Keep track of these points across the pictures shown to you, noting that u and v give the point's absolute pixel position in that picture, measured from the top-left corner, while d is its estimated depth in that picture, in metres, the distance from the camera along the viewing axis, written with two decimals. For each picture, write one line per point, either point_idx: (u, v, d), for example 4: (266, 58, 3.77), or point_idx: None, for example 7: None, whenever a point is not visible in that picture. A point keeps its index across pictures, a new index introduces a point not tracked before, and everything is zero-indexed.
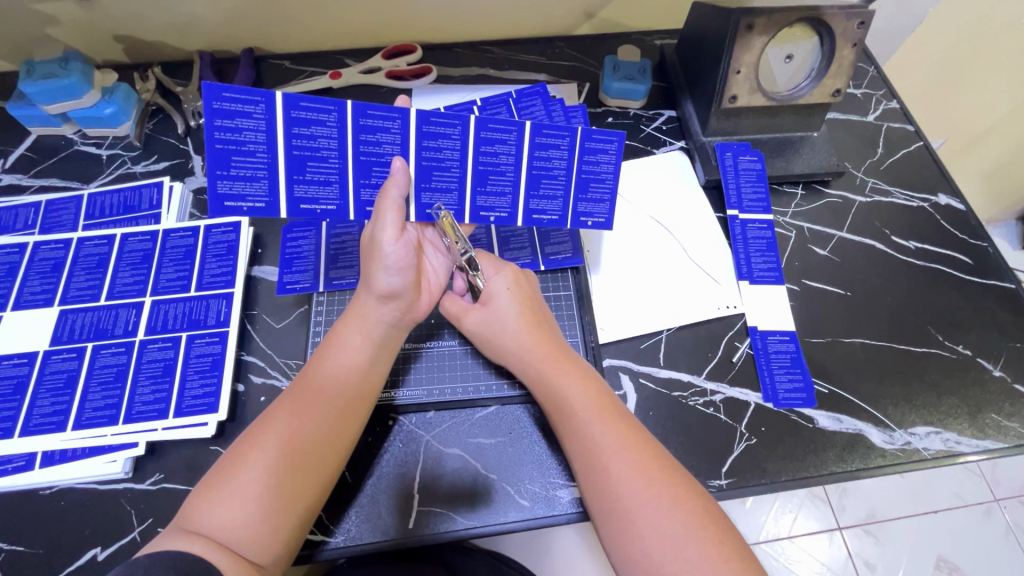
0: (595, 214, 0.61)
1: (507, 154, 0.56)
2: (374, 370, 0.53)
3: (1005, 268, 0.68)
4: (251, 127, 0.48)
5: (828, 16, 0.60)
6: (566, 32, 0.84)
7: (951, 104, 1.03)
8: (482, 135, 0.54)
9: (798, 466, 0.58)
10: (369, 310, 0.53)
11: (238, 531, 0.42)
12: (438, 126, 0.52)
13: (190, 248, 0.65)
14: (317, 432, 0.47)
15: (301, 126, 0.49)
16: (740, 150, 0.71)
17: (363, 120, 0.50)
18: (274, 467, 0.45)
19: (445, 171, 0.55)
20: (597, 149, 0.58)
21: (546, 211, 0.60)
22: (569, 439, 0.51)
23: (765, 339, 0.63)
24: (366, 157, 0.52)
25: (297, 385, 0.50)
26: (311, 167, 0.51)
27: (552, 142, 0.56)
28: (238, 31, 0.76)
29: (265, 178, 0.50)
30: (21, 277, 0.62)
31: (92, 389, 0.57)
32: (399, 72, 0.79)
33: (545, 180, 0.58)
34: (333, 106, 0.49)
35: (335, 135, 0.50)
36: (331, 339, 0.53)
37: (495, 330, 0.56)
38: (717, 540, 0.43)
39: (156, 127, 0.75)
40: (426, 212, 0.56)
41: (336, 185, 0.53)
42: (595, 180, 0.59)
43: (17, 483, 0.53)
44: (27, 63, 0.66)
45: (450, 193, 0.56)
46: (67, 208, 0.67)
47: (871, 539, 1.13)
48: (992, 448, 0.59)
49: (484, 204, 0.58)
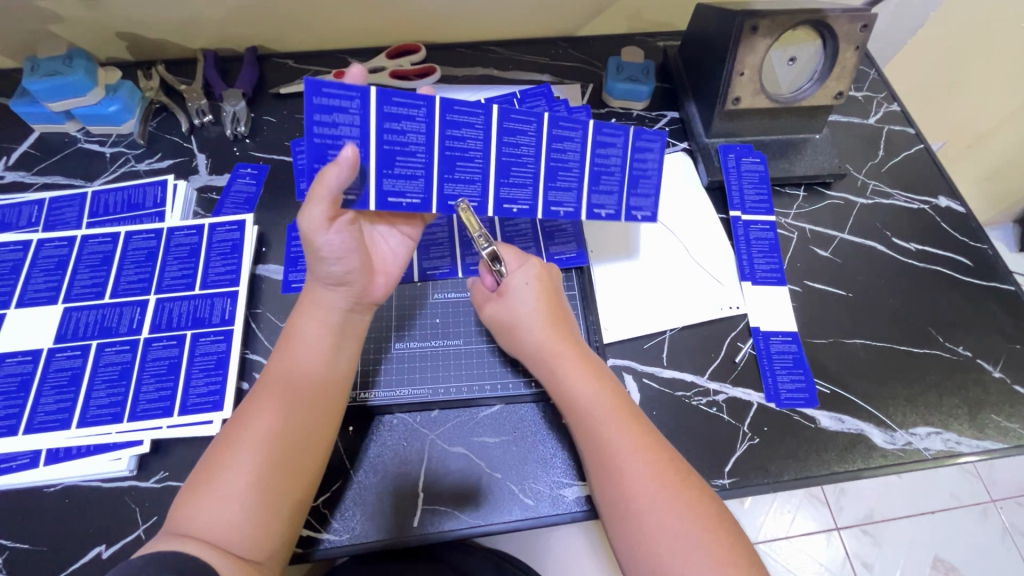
0: (644, 208, 0.62)
1: (573, 151, 0.58)
2: (338, 357, 0.52)
3: (1004, 270, 0.69)
4: (347, 122, 0.50)
5: (831, 18, 0.61)
6: (569, 33, 0.84)
7: (951, 107, 1.04)
8: (554, 132, 0.57)
9: (800, 466, 0.58)
10: (322, 298, 0.52)
11: (225, 532, 0.42)
12: (517, 123, 0.55)
13: (194, 247, 0.65)
14: (289, 424, 0.47)
15: (393, 121, 0.51)
16: (743, 151, 0.72)
17: (450, 115, 0.53)
18: (251, 466, 0.45)
19: (523, 166, 0.57)
20: (646, 148, 0.60)
21: (604, 206, 0.61)
22: (583, 440, 0.50)
23: (768, 340, 0.64)
24: (452, 151, 0.54)
25: (262, 380, 0.50)
26: (399, 161, 0.53)
27: (609, 140, 0.58)
28: (243, 29, 0.76)
29: (359, 172, 0.52)
30: (25, 274, 0.62)
31: (97, 387, 0.57)
32: (403, 71, 0.78)
33: (604, 176, 0.60)
34: (481, 110, 0.53)
35: (423, 130, 0.52)
36: (288, 331, 0.52)
37: (514, 325, 0.56)
38: (728, 545, 0.44)
39: (160, 125, 0.75)
40: (504, 207, 0.58)
41: (421, 180, 0.55)
42: (644, 175, 0.61)
43: (23, 479, 0.53)
44: (31, 60, 0.66)
45: (526, 189, 0.58)
46: (71, 206, 0.67)
47: (869, 538, 1.14)
48: (992, 448, 0.60)
49: (553, 200, 0.59)
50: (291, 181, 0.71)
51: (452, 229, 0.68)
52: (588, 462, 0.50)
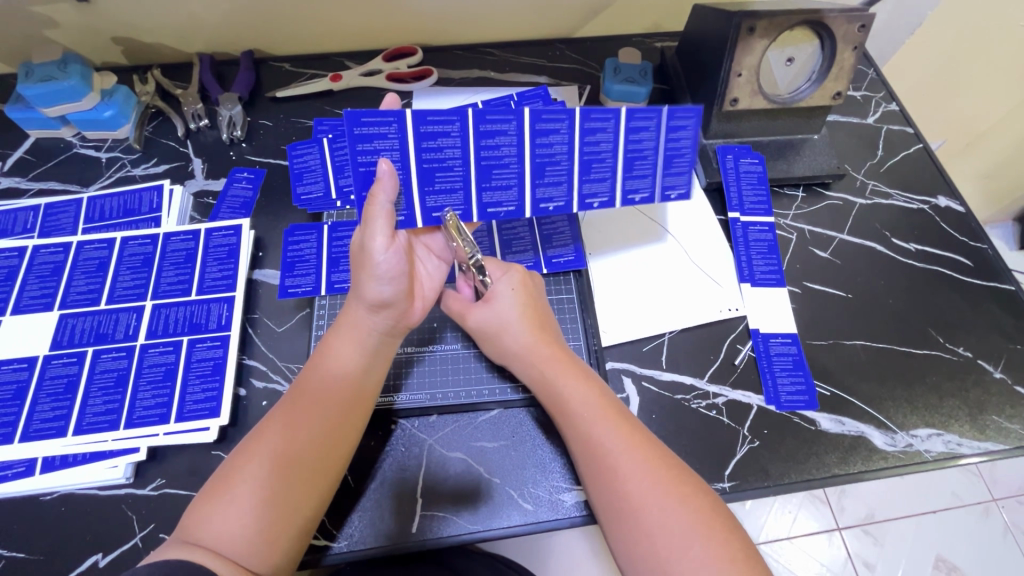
0: (675, 186, 0.59)
1: (606, 142, 0.56)
2: (368, 376, 0.52)
3: (1005, 270, 0.69)
4: (387, 147, 0.53)
5: (829, 19, 0.60)
6: (566, 34, 0.84)
7: (951, 105, 1.03)
8: (585, 125, 0.55)
9: (801, 469, 0.58)
10: (359, 319, 0.52)
11: (234, 542, 0.42)
12: (548, 123, 0.54)
13: (190, 252, 0.64)
14: (313, 438, 0.47)
15: (429, 140, 0.53)
16: (741, 152, 0.72)
17: (483, 125, 0.54)
18: (266, 478, 0.44)
19: (557, 165, 0.57)
20: (680, 126, 0.57)
21: (639, 190, 0.59)
22: (572, 441, 0.50)
23: (768, 341, 0.63)
24: (487, 160, 0.55)
25: (291, 393, 0.50)
26: (439, 177, 0.55)
27: (642, 124, 0.56)
28: (238, 33, 0.76)
29: (403, 194, 0.55)
30: (21, 281, 0.62)
31: (93, 394, 0.56)
32: (399, 74, 0.78)
33: (637, 161, 0.58)
34: (513, 116, 0.54)
35: (459, 144, 0.54)
36: (322, 348, 0.52)
37: (501, 327, 0.56)
38: (723, 539, 0.43)
39: (156, 130, 0.74)
40: (488, 211, 0.58)
41: (460, 193, 0.57)
42: (678, 155, 0.58)
43: (19, 488, 0.53)
44: (26, 66, 0.66)
45: (561, 186, 0.58)
46: (66, 212, 0.67)
47: (871, 538, 1.14)
48: (993, 450, 0.59)
49: (588, 192, 0.59)
50: (287, 186, 0.71)
51: None
52: (579, 462, 0.50)
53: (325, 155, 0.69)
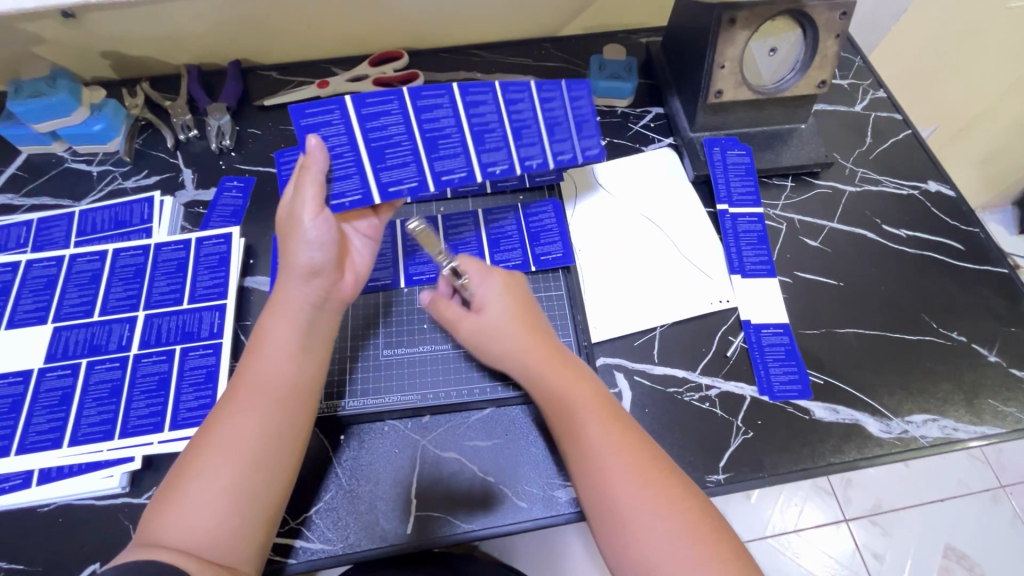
0: (564, 152, 0.61)
1: (527, 109, 0.59)
2: (307, 357, 0.51)
3: (998, 253, 0.68)
4: (335, 132, 0.54)
5: (810, 7, 0.60)
6: (552, 33, 0.84)
7: (943, 92, 1.03)
8: (508, 95, 0.58)
9: (795, 459, 0.57)
10: (291, 296, 0.52)
11: (199, 537, 0.42)
12: (476, 95, 0.57)
13: (182, 261, 0.65)
14: (263, 428, 0.47)
15: (372, 121, 0.55)
16: (728, 144, 0.71)
17: (420, 101, 0.56)
18: (224, 474, 0.45)
19: (492, 132, 0.58)
20: (548, 97, 0.60)
21: (564, 153, 0.61)
22: (566, 439, 0.50)
23: (759, 332, 0.63)
24: (377, 142, 0.55)
25: (232, 386, 0.49)
26: (389, 154, 0.56)
27: (515, 97, 0.58)
28: (225, 43, 0.77)
29: (356, 173, 0.55)
30: (15, 295, 0.63)
31: (88, 405, 0.57)
32: (387, 79, 0.79)
33: (554, 129, 0.61)
34: (443, 91, 0.56)
35: (401, 121, 0.56)
36: (257, 335, 0.51)
37: (497, 332, 0.56)
38: (712, 540, 0.43)
39: (146, 142, 0.75)
40: (442, 180, 0.58)
41: (412, 165, 0.57)
42: (584, 120, 0.61)
43: (17, 500, 0.53)
44: (15, 82, 0.67)
45: (458, 158, 0.58)
46: (59, 226, 0.67)
47: (878, 529, 1.13)
48: (990, 433, 0.59)
49: (488, 161, 0.59)
50: (276, 193, 0.71)
51: (436, 235, 0.68)
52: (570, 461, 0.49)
53: None
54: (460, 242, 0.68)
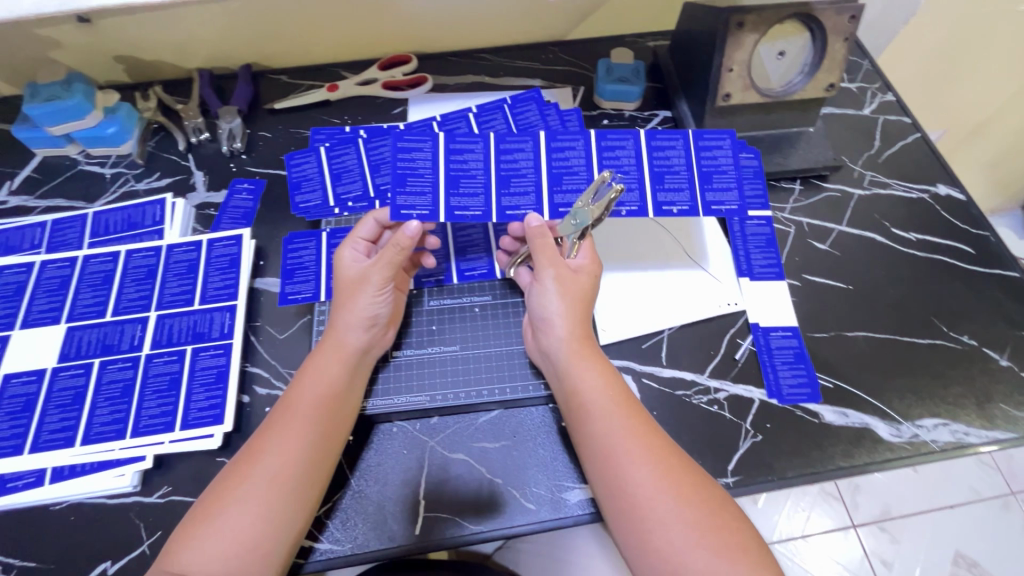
0: (677, 202, 0.58)
1: (627, 157, 0.59)
2: (352, 390, 0.54)
3: (1009, 257, 0.68)
4: (422, 155, 0.54)
5: (818, 11, 0.60)
6: (559, 37, 0.85)
7: (951, 95, 1.03)
8: (603, 144, 0.60)
9: (805, 462, 0.57)
10: (347, 338, 0.55)
11: (230, 561, 0.44)
12: (563, 142, 0.59)
13: (193, 263, 0.65)
14: (300, 454, 0.48)
15: (458, 153, 0.55)
16: (739, 147, 0.69)
17: (503, 145, 0.57)
18: (260, 498, 0.46)
19: (574, 175, 0.58)
20: (664, 146, 0.60)
21: (675, 203, 0.58)
22: (580, 434, 0.50)
23: (768, 335, 0.63)
24: (455, 171, 0.55)
25: (276, 410, 0.51)
26: (465, 183, 0.55)
27: (616, 145, 0.60)
28: (236, 48, 0.78)
29: (431, 193, 0.53)
30: (29, 295, 0.63)
31: (99, 405, 0.57)
32: (395, 82, 0.80)
33: (668, 176, 0.59)
34: (529, 138, 0.58)
35: (482, 158, 0.56)
36: (306, 368, 0.54)
37: (580, 295, 0.56)
38: (733, 527, 0.44)
39: (158, 145, 0.76)
40: (509, 214, 0.55)
41: (482, 197, 0.55)
42: (717, 172, 0.60)
43: (30, 498, 0.54)
44: (32, 86, 0.68)
45: (528, 197, 0.56)
46: (72, 227, 0.68)
47: (887, 535, 1.12)
48: (1002, 438, 0.58)
49: (562, 202, 0.57)
50: (286, 195, 0.72)
51: (444, 237, 0.68)
52: (586, 456, 0.49)
53: (325, 163, 0.70)
54: (468, 244, 0.68)
